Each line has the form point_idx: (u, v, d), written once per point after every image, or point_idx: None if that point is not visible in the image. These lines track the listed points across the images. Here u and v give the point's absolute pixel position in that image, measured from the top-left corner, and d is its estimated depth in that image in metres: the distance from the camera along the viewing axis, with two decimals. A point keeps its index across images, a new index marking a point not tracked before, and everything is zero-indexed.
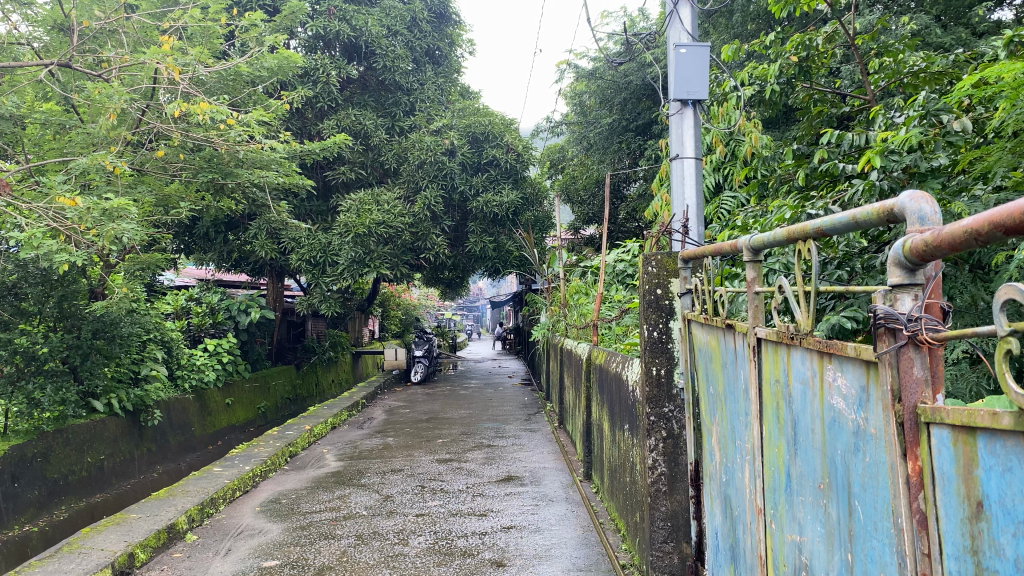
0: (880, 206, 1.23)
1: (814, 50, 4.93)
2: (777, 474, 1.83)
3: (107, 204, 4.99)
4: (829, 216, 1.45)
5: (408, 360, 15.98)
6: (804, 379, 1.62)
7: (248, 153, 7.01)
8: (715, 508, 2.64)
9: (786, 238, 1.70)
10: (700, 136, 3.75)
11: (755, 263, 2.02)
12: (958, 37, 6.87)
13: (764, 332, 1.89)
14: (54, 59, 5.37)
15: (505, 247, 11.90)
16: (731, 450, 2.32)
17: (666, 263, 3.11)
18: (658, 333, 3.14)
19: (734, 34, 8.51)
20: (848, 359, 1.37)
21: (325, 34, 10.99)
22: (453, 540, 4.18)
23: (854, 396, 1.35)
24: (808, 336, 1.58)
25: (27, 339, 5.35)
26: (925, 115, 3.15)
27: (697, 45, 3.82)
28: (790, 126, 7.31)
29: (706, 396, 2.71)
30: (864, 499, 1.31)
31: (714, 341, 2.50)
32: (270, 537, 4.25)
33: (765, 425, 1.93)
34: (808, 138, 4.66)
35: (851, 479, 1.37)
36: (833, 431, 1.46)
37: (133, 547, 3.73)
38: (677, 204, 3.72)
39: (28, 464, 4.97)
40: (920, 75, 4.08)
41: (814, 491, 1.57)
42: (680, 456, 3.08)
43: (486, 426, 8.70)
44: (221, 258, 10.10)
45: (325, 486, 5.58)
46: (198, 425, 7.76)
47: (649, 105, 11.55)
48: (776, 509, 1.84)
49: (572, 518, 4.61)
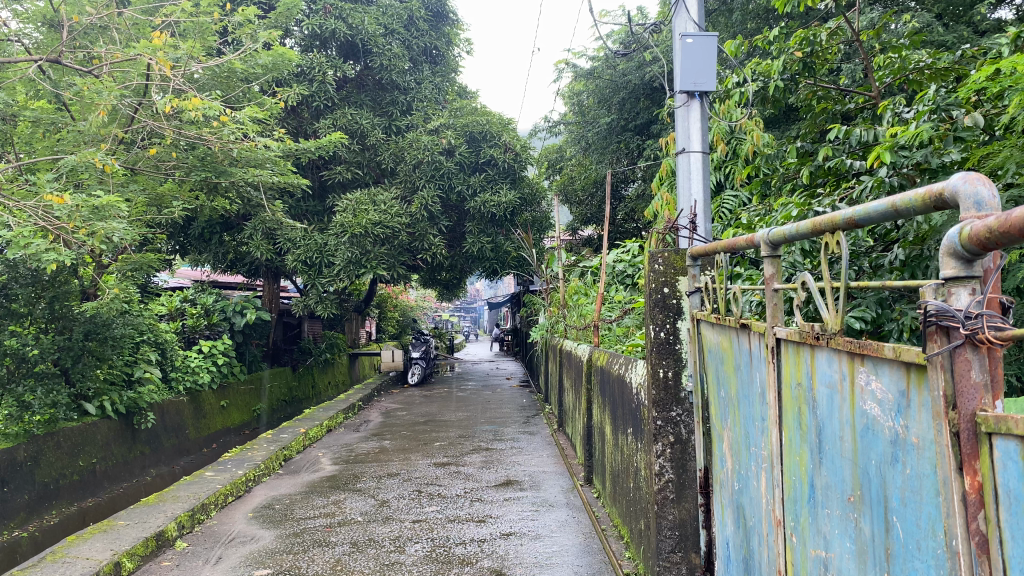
0: (926, 192, 1.13)
1: (819, 46, 4.78)
2: (798, 485, 1.72)
3: (97, 203, 4.88)
4: (862, 205, 1.33)
5: (405, 362, 15.83)
6: (830, 383, 1.51)
7: (242, 151, 6.84)
8: (726, 518, 2.53)
9: (811, 230, 1.58)
10: (706, 130, 3.65)
11: (774, 258, 1.90)
12: (961, 35, 6.79)
13: (784, 331, 1.78)
14: (43, 55, 5.20)
15: (503, 248, 11.74)
16: (744, 457, 2.21)
17: (673, 260, 3.01)
18: (665, 333, 3.00)
19: (734, 33, 8.43)
20: (885, 362, 1.26)
21: (321, 32, 10.81)
22: (451, 547, 4.06)
23: (892, 401, 1.24)
24: (836, 336, 1.47)
25: (17, 340, 5.22)
26: (936, 109, 3.03)
27: (703, 35, 3.71)
28: (791, 125, 7.25)
29: (716, 400, 2.60)
30: (904, 515, 1.20)
31: (726, 342, 2.38)
32: (262, 544, 4.12)
33: (784, 431, 1.81)
34: (812, 136, 4.55)
35: (888, 493, 1.26)
36: (865, 440, 1.35)
37: (120, 555, 3.59)
38: (684, 199, 3.62)
39: (18, 467, 4.84)
40: (926, 72, 3.95)
41: (843, 503, 1.46)
42: (688, 462, 2.96)
43: (483, 429, 8.58)
44: (216, 259, 9.96)
45: (320, 491, 5.44)
46: (193, 428, 7.63)
47: (648, 105, 11.45)
48: (798, 521, 1.73)
49: (573, 524, 4.49)
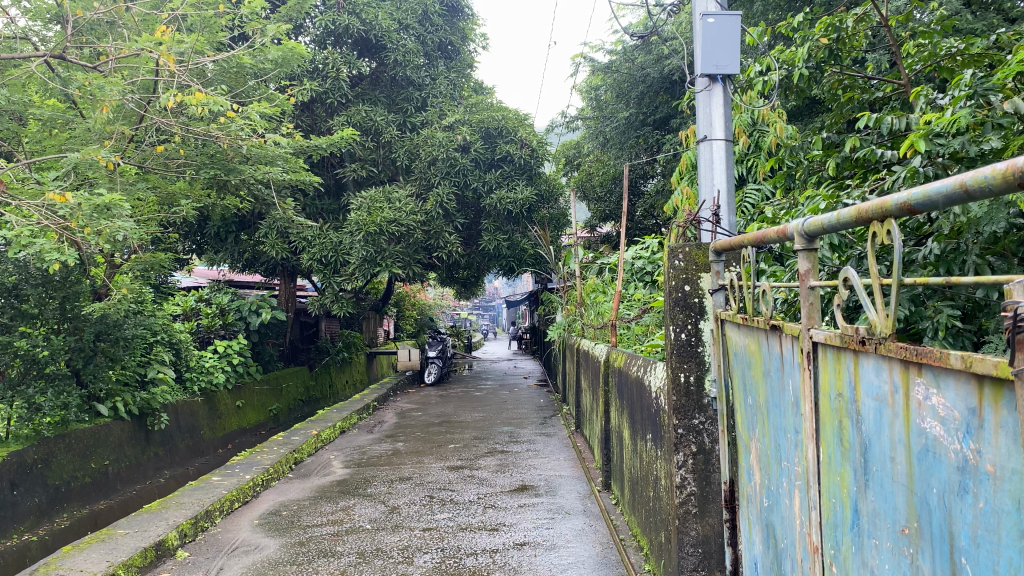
0: (1007, 168, 0.96)
1: (845, 32, 4.50)
2: (839, 508, 1.52)
3: (100, 200, 4.73)
4: (921, 188, 1.15)
5: (422, 361, 15.65)
6: (879, 396, 1.31)
7: (252, 148, 6.62)
8: (754, 535, 2.32)
9: (855, 219, 1.39)
10: (730, 115, 3.44)
11: (809, 251, 1.69)
12: (993, 22, 6.46)
13: (822, 334, 1.56)
14: (48, 50, 4.97)
15: (520, 245, 11.53)
16: (776, 472, 2.00)
17: (695, 255, 2.81)
18: (686, 335, 2.80)
19: (756, 23, 8.16)
20: (950, 373, 1.06)
21: (334, 28, 10.67)
22: (462, 558, 3.89)
23: (959, 420, 1.04)
24: (886, 341, 1.26)
25: (27, 341, 5.07)
26: (972, 94, 2.76)
27: (726, 15, 3.48)
28: (814, 117, 7.00)
29: (743, 407, 2.39)
30: (976, 558, 1.02)
31: (754, 345, 2.17)
32: (265, 554, 3.99)
33: (823, 447, 1.60)
34: (839, 126, 4.27)
35: (954, 530, 1.07)
36: (924, 465, 1.15)
37: (115, 567, 3.47)
38: (706, 189, 3.41)
39: (27, 470, 4.75)
40: (958, 58, 3.66)
41: (894, 536, 1.26)
42: (712, 475, 2.76)
43: (499, 431, 8.37)
44: (232, 259, 9.87)
45: (329, 497, 5.31)
46: (207, 429, 7.54)
47: (667, 98, 11.20)
48: (839, 550, 1.52)
49: (590, 533, 4.30)
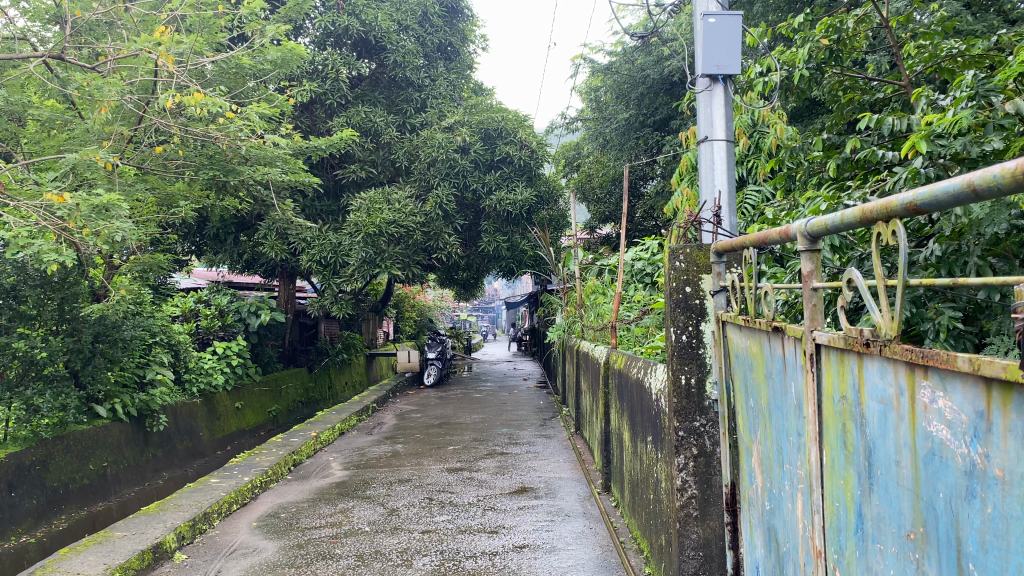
0: (1015, 167, 0.95)
1: (846, 33, 4.48)
2: (842, 512, 1.50)
3: (97, 200, 4.68)
4: (928, 188, 1.13)
5: (421, 362, 15.63)
6: (883, 399, 1.29)
7: (251, 149, 6.61)
8: (756, 539, 2.30)
9: (859, 219, 1.37)
10: (731, 115, 3.43)
11: (812, 253, 1.67)
12: (993, 23, 6.45)
13: (825, 337, 1.55)
14: (46, 50, 4.96)
15: (519, 246, 11.53)
16: (778, 475, 1.98)
17: (696, 257, 2.80)
18: (686, 337, 2.78)
19: (756, 24, 8.15)
20: (957, 375, 1.04)
21: (333, 29, 10.66)
22: (461, 561, 3.87)
23: (966, 424, 1.02)
24: (891, 344, 1.24)
25: (26, 342, 5.04)
26: (974, 95, 2.75)
27: (727, 15, 3.46)
28: (814, 118, 6.99)
29: (744, 409, 2.37)
30: (984, 563, 1.00)
31: (756, 347, 2.15)
32: (263, 557, 3.97)
33: (826, 450, 1.58)
34: (840, 128, 4.25)
35: (961, 535, 1.05)
36: (930, 469, 1.13)
37: (112, 570, 3.44)
38: (706, 191, 3.41)
39: (26, 472, 4.73)
40: (959, 59, 3.64)
41: (899, 541, 1.24)
42: (713, 477, 2.75)
43: (498, 433, 8.35)
44: (232, 260, 9.85)
45: (327, 499, 5.29)
46: (206, 430, 7.52)
47: (667, 100, 11.19)
48: (843, 555, 1.51)
49: (590, 535, 4.29)
